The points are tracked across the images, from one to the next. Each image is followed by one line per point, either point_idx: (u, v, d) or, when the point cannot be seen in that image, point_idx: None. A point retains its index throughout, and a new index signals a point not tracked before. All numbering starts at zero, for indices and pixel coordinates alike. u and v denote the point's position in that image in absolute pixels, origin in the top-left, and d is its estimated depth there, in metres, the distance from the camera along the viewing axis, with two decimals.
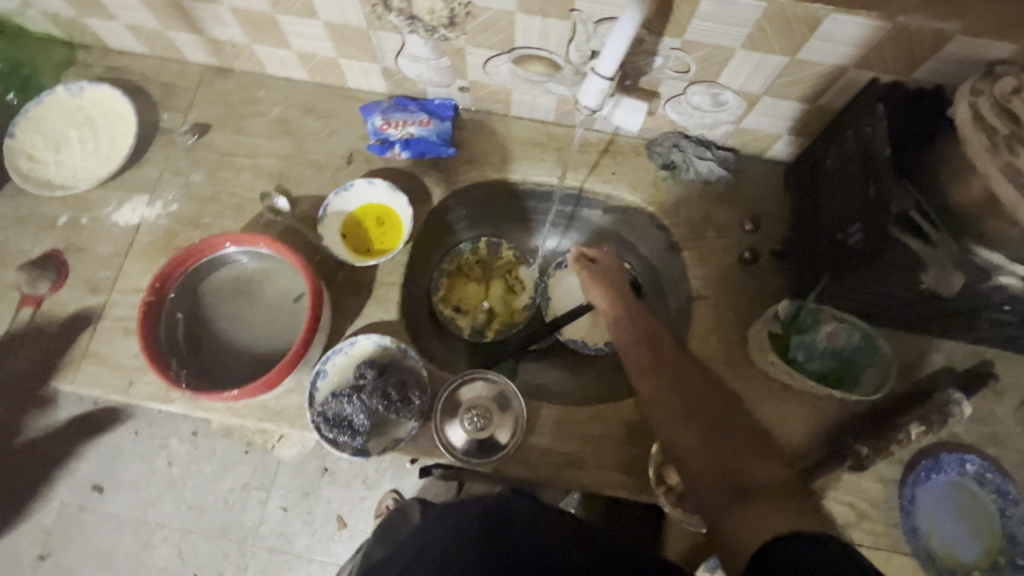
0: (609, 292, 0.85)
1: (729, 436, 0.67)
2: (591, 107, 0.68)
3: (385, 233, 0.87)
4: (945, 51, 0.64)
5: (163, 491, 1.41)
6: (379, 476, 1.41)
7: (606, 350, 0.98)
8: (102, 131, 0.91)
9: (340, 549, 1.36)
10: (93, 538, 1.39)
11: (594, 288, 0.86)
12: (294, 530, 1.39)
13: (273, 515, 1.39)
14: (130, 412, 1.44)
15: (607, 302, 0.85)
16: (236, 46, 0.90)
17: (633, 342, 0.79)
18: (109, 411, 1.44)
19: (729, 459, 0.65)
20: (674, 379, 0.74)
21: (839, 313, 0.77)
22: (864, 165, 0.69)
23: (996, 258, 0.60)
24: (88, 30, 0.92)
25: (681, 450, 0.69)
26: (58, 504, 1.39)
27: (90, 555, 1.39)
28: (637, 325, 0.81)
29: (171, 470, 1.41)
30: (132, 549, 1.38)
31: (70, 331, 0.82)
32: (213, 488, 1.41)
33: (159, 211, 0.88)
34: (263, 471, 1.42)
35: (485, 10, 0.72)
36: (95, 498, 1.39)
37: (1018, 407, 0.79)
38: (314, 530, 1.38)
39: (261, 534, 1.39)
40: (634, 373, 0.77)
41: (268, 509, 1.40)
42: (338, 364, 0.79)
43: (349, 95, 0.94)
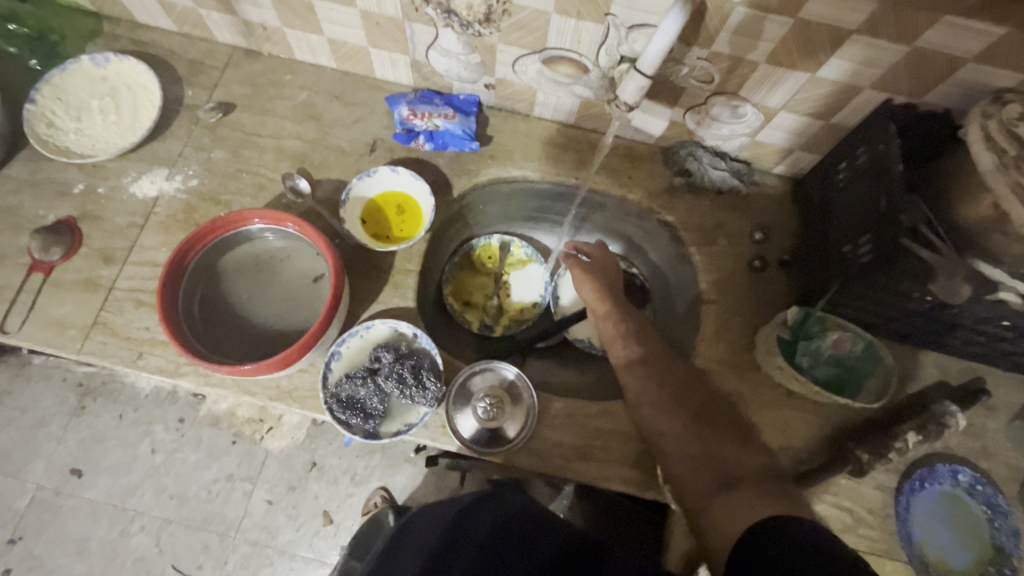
0: (599, 291, 0.85)
1: (718, 433, 0.69)
2: (629, 103, 0.75)
3: (406, 221, 0.88)
4: (957, 76, 0.68)
5: (144, 477, 1.36)
6: (368, 473, 1.37)
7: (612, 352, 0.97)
8: (125, 103, 0.91)
9: (325, 546, 1.32)
10: (66, 524, 1.32)
11: (586, 285, 0.85)
12: (278, 525, 1.34)
13: (257, 508, 1.34)
14: (118, 393, 1.41)
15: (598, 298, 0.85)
16: (267, 29, 0.91)
17: (622, 339, 0.81)
18: (95, 392, 1.41)
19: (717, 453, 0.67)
20: (665, 375, 0.75)
21: (844, 322, 0.81)
22: (876, 180, 0.72)
23: (998, 274, 0.64)
24: (119, 3, 0.92)
25: (667, 445, 0.71)
26: (34, 486, 1.34)
27: (59, 544, 1.32)
28: (626, 322, 0.82)
29: (155, 456, 1.37)
30: (106, 537, 1.32)
31: (81, 300, 0.81)
32: (197, 477, 1.36)
33: (178, 185, 0.88)
34: (250, 462, 1.37)
35: (522, 9, 0.74)
36: (73, 482, 1.35)
37: (1008, 423, 0.82)
38: (299, 525, 1.33)
39: (243, 527, 1.33)
40: (621, 371, 0.78)
41: (252, 502, 1.35)
42: (353, 347, 0.79)
43: (375, 85, 0.96)
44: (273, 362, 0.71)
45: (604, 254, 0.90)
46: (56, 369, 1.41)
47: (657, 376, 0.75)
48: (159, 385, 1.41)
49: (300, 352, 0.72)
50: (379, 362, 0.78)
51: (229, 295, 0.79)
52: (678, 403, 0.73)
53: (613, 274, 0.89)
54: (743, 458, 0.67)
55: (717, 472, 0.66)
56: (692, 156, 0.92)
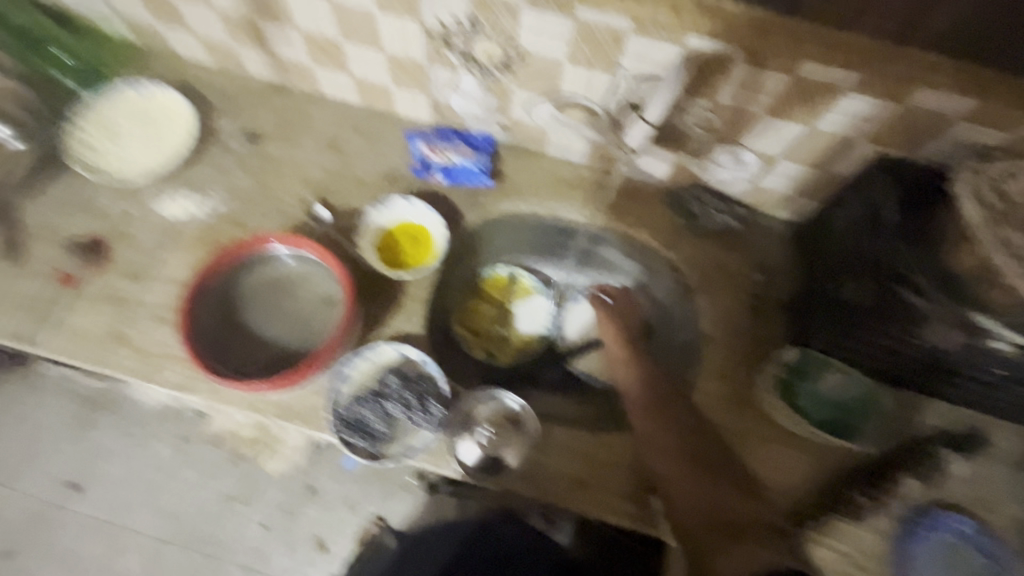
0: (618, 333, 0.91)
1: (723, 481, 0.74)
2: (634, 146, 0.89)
3: (418, 250, 0.91)
4: (948, 134, 0.71)
5: (143, 494, 1.36)
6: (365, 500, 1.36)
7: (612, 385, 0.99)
8: (159, 129, 0.97)
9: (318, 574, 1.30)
10: (63, 538, 1.33)
11: (607, 325, 0.92)
12: (273, 549, 1.33)
13: (252, 531, 1.33)
14: (124, 408, 1.43)
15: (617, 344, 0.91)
16: (298, 67, 0.97)
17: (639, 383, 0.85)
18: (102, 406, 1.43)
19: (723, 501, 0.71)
20: (675, 419, 0.80)
21: (842, 364, 0.82)
22: (872, 228, 0.75)
23: (990, 322, 0.66)
24: (162, 38, 0.99)
25: (673, 488, 0.75)
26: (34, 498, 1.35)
27: (55, 557, 1.33)
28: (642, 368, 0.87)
29: (155, 473, 1.37)
30: (102, 553, 1.33)
31: (103, 313, 0.85)
32: (195, 496, 1.36)
33: (204, 208, 0.92)
34: (248, 483, 1.37)
35: (537, 58, 0.80)
36: (73, 496, 1.36)
37: (1010, 473, 0.82)
38: (294, 550, 1.33)
39: (237, 550, 1.33)
40: (636, 413, 0.83)
41: (248, 524, 1.34)
42: (360, 369, 0.81)
43: (396, 121, 1.01)
44: (284, 381, 0.74)
45: (626, 300, 0.96)
46: (65, 382, 1.43)
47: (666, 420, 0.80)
48: (164, 402, 1.42)
49: (309, 374, 0.75)
50: (387, 386, 0.80)
51: (245, 313, 0.82)
52: (687, 447, 0.78)
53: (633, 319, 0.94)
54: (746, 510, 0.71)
55: (717, 518, 0.71)
56: (695, 198, 0.96)
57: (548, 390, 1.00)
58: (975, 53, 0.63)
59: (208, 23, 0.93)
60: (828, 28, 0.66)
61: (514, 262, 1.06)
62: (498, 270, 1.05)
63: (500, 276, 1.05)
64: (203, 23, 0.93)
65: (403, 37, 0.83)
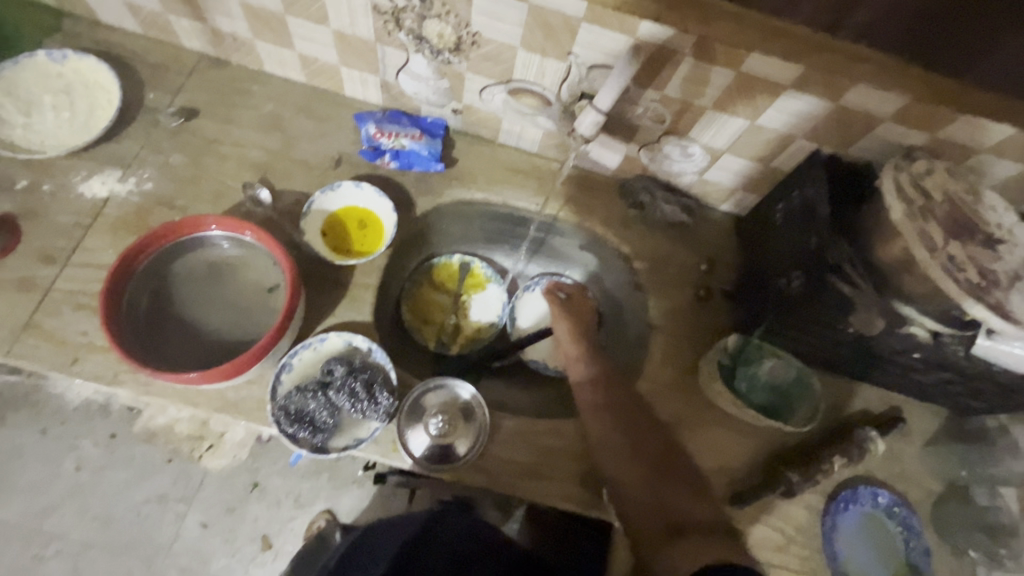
0: (573, 328, 0.92)
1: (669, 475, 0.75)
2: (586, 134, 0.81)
3: (367, 236, 0.88)
4: (875, 132, 0.76)
5: (65, 497, 1.26)
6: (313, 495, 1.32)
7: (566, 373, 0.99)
8: (80, 101, 0.89)
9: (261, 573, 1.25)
10: None
11: (563, 323, 0.93)
12: (212, 549, 1.27)
13: (189, 532, 1.27)
14: (42, 406, 1.31)
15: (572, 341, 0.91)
16: (237, 40, 0.91)
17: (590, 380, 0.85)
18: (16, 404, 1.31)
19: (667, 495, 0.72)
20: (627, 420, 0.80)
21: (779, 350, 0.86)
22: (807, 220, 0.79)
23: (911, 311, 0.72)
24: (82, 1, 0.91)
25: (618, 479, 0.75)
26: None
27: None
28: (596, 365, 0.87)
29: (78, 475, 1.27)
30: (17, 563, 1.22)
31: (13, 300, 0.77)
32: (124, 498, 1.28)
33: (131, 187, 0.86)
34: (185, 482, 1.30)
35: (490, 42, 0.79)
36: None
37: (923, 448, 0.89)
38: (235, 549, 1.27)
39: (173, 553, 1.26)
40: (587, 410, 0.82)
41: (185, 525, 1.28)
42: (305, 359, 0.79)
43: (345, 102, 0.97)
44: (216, 371, 0.69)
45: (582, 299, 0.98)
46: None
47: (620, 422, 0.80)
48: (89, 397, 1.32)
49: (244, 363, 0.70)
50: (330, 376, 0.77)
51: (177, 301, 0.77)
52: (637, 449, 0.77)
53: (588, 317, 0.96)
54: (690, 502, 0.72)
55: (663, 521, 0.70)
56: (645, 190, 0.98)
57: (500, 379, 1.00)
58: (896, 51, 0.66)
59: None
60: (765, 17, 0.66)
61: (469, 252, 1.07)
62: (454, 260, 1.05)
63: (455, 265, 1.05)
64: None
65: (351, 14, 0.80)
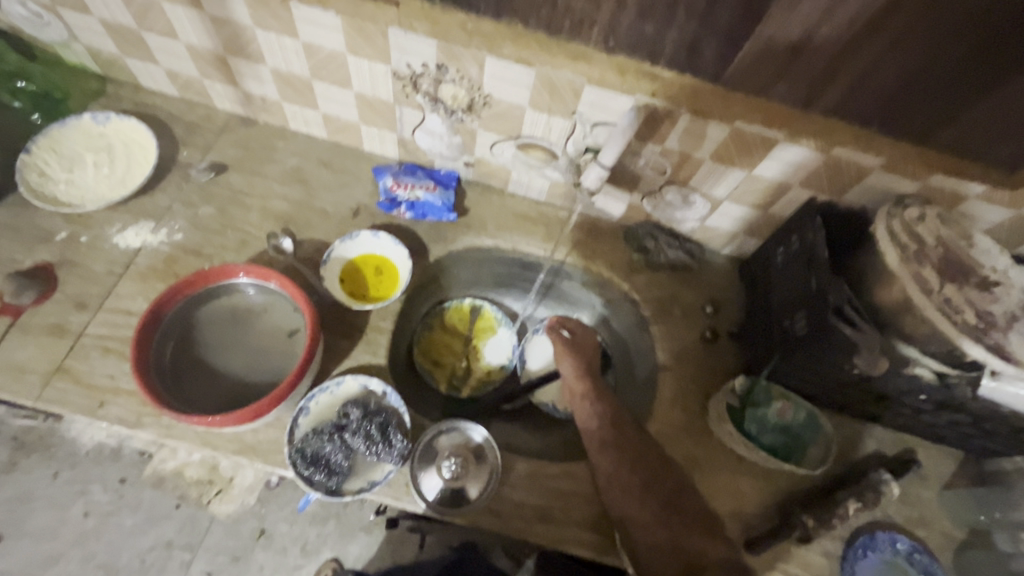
0: (578, 366, 0.93)
1: (682, 517, 0.76)
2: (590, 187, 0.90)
3: (383, 282, 0.92)
4: (868, 180, 0.80)
5: (74, 543, 1.26)
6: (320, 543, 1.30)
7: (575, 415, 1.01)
8: (120, 159, 0.95)
9: None
10: None
11: (567, 360, 0.94)
12: None
13: None
14: (56, 450, 1.33)
15: (577, 380, 0.93)
16: (266, 101, 0.99)
17: (599, 418, 0.86)
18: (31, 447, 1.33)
19: (681, 538, 0.74)
20: (638, 459, 0.80)
21: (787, 392, 0.87)
22: (807, 263, 0.82)
23: (911, 350, 0.74)
24: (126, 69, 0.99)
25: (633, 520, 0.75)
26: None
27: None
28: (605, 405, 0.88)
29: (88, 520, 1.27)
30: None
31: (46, 345, 0.81)
32: (132, 544, 1.27)
33: (162, 237, 0.91)
34: (192, 528, 1.29)
35: (500, 102, 0.85)
36: None
37: (940, 492, 0.88)
38: None
39: None
40: (596, 450, 0.82)
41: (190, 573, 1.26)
42: (321, 402, 0.81)
43: (363, 156, 1.03)
44: (237, 414, 0.72)
45: (585, 333, 0.99)
46: None
47: (632, 462, 0.80)
48: (103, 441, 1.33)
49: (264, 407, 0.73)
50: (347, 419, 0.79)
51: (200, 345, 0.80)
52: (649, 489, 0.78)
53: (592, 352, 0.98)
54: (705, 544, 0.74)
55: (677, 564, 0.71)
56: (649, 235, 1.02)
57: (511, 421, 1.02)
58: (870, 119, 0.74)
59: (175, 56, 0.94)
60: (749, 95, 0.75)
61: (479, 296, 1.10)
62: (467, 302, 1.08)
63: (466, 307, 1.08)
64: (171, 56, 0.94)
65: (372, 78, 0.87)
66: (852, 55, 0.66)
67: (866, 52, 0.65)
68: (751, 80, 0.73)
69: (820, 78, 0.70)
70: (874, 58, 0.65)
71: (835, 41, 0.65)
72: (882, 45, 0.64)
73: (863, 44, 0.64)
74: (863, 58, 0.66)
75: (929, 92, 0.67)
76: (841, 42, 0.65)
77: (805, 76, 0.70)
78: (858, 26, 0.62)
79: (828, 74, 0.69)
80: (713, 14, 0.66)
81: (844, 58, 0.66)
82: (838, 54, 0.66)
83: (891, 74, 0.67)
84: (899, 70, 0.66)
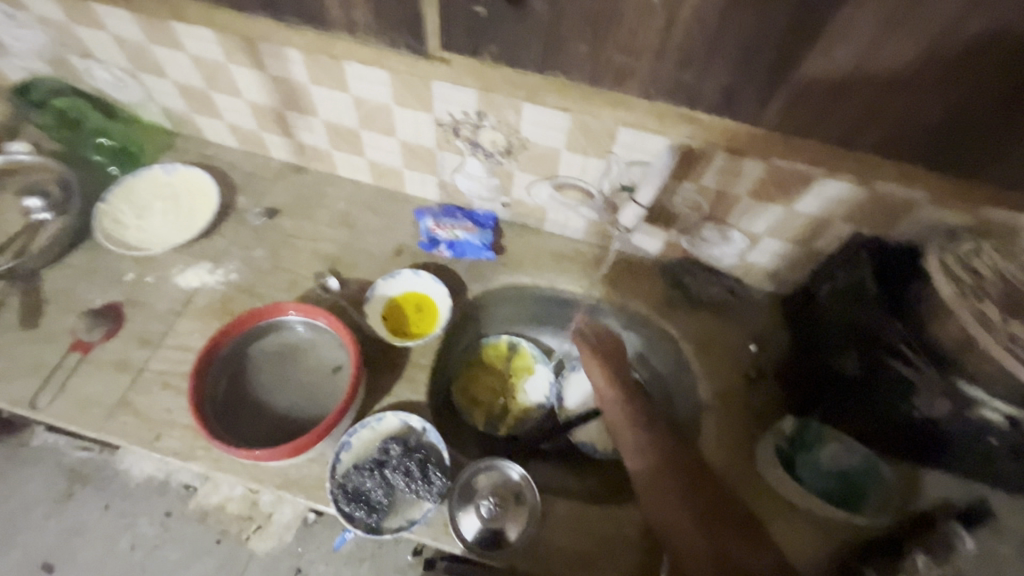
0: (608, 372, 0.91)
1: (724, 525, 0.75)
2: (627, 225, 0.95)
3: (422, 318, 0.95)
4: (916, 214, 0.78)
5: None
6: None
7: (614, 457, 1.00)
8: (183, 205, 1.03)
9: None
10: None
11: (596, 369, 0.92)
12: None
13: None
14: (108, 481, 1.38)
15: (611, 388, 0.90)
16: (317, 150, 1.05)
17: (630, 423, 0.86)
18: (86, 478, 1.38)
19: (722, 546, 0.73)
20: (674, 463, 0.81)
21: (841, 435, 0.84)
22: (853, 300, 0.80)
23: (978, 393, 0.69)
24: (194, 124, 1.08)
25: (670, 527, 0.75)
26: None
27: None
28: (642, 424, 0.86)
29: (135, 552, 1.30)
30: None
31: (111, 379, 0.86)
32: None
33: (219, 277, 0.97)
34: (231, 564, 1.30)
35: (537, 145, 0.88)
36: None
37: (1020, 548, 0.81)
38: None
39: None
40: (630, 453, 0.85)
41: None
42: (363, 438, 0.82)
43: (405, 199, 1.08)
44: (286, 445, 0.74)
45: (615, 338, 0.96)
46: (52, 451, 1.40)
47: (687, 503, 0.76)
48: (152, 474, 1.37)
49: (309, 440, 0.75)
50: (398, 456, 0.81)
51: (251, 377, 0.84)
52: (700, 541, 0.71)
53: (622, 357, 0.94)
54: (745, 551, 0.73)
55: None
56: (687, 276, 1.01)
57: (549, 461, 1.00)
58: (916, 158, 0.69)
59: (238, 112, 1.02)
60: (783, 134, 0.72)
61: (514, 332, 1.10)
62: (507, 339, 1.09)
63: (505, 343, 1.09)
64: (234, 112, 1.02)
65: (416, 126, 0.92)
66: (891, 96, 0.62)
67: (907, 94, 0.61)
68: (786, 121, 0.69)
69: (865, 118, 0.66)
70: (919, 104, 0.62)
71: (881, 83, 0.61)
72: (926, 96, 0.61)
73: (902, 89, 0.61)
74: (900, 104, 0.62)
75: (975, 141, 0.64)
76: (878, 86, 0.61)
77: (844, 116, 0.66)
78: (900, 73, 0.59)
79: (867, 115, 0.65)
80: (744, 60, 0.63)
81: (884, 103, 0.63)
82: (879, 96, 0.62)
83: (938, 115, 0.62)
84: (938, 121, 0.62)
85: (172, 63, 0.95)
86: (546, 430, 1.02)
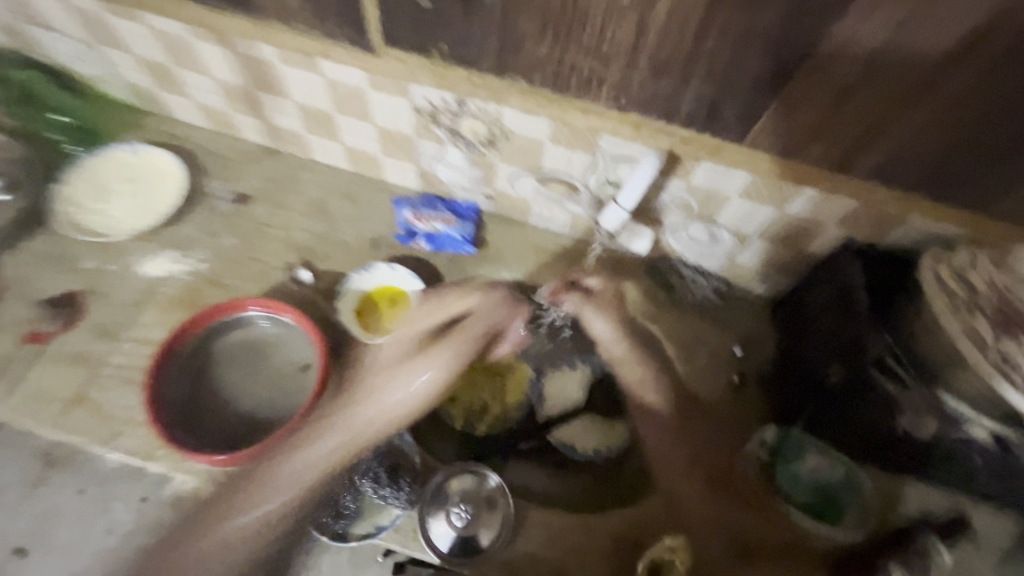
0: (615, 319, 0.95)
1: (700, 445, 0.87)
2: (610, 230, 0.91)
3: (397, 315, 0.91)
4: (913, 222, 0.74)
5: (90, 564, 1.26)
6: None
7: (598, 458, 0.86)
8: (149, 189, 0.98)
9: None
10: None
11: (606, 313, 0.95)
12: None
13: None
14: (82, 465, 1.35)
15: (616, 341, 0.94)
16: (291, 134, 1.00)
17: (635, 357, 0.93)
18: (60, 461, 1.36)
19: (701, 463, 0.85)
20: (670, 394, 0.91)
21: (823, 446, 0.82)
22: (841, 308, 0.76)
23: (963, 408, 0.69)
24: (160, 103, 1.02)
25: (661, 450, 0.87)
26: None
27: None
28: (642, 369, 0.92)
29: (109, 538, 1.28)
30: None
31: (69, 373, 0.82)
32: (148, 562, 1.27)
33: (185, 267, 0.92)
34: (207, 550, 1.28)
35: (520, 137, 0.83)
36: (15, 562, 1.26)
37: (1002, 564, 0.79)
38: None
39: None
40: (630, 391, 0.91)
41: None
42: (333, 443, 0.81)
43: (384, 187, 1.03)
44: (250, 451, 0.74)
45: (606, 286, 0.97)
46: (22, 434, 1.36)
47: (681, 436, 0.88)
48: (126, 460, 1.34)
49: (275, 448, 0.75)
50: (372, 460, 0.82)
51: (214, 376, 0.80)
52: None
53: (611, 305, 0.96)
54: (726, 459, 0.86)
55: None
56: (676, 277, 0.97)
57: None
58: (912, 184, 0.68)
59: (205, 91, 0.96)
60: (781, 155, 0.70)
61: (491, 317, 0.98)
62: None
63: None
64: (202, 91, 0.96)
65: (393, 113, 0.87)
66: (890, 118, 0.61)
67: (905, 117, 0.61)
68: (788, 136, 0.67)
69: (867, 137, 0.64)
70: (916, 117, 0.60)
71: (883, 98, 0.59)
72: (922, 106, 0.59)
73: (901, 110, 0.60)
74: (907, 115, 0.60)
75: (972, 153, 0.62)
76: (880, 103, 0.60)
77: (843, 137, 0.65)
78: (901, 77, 0.57)
79: (868, 135, 0.64)
80: (740, 67, 0.60)
81: (885, 114, 0.61)
82: (881, 114, 0.61)
83: (934, 142, 0.62)
84: (939, 130, 0.60)
85: (133, 37, 0.88)
86: (524, 430, 0.88)
